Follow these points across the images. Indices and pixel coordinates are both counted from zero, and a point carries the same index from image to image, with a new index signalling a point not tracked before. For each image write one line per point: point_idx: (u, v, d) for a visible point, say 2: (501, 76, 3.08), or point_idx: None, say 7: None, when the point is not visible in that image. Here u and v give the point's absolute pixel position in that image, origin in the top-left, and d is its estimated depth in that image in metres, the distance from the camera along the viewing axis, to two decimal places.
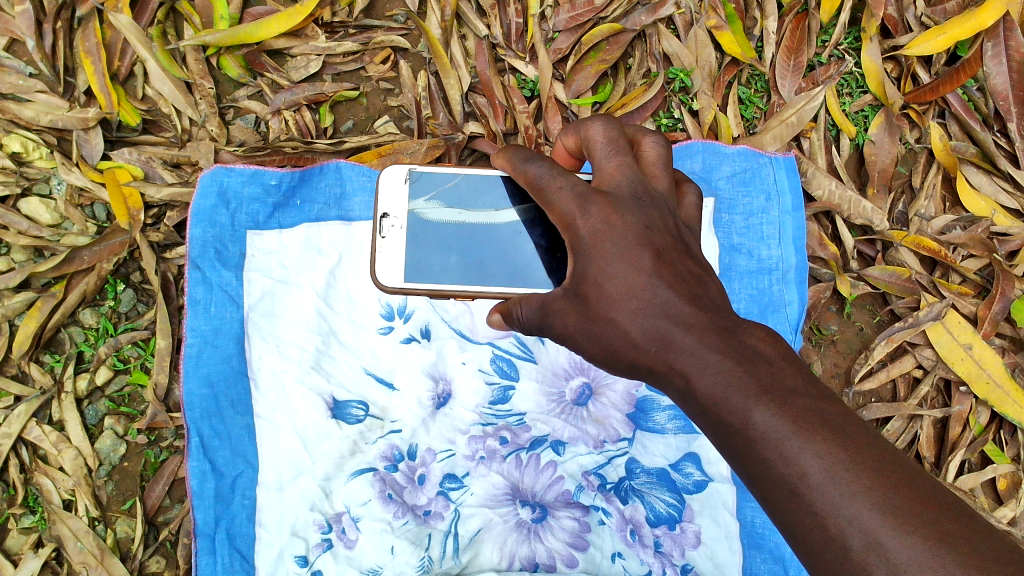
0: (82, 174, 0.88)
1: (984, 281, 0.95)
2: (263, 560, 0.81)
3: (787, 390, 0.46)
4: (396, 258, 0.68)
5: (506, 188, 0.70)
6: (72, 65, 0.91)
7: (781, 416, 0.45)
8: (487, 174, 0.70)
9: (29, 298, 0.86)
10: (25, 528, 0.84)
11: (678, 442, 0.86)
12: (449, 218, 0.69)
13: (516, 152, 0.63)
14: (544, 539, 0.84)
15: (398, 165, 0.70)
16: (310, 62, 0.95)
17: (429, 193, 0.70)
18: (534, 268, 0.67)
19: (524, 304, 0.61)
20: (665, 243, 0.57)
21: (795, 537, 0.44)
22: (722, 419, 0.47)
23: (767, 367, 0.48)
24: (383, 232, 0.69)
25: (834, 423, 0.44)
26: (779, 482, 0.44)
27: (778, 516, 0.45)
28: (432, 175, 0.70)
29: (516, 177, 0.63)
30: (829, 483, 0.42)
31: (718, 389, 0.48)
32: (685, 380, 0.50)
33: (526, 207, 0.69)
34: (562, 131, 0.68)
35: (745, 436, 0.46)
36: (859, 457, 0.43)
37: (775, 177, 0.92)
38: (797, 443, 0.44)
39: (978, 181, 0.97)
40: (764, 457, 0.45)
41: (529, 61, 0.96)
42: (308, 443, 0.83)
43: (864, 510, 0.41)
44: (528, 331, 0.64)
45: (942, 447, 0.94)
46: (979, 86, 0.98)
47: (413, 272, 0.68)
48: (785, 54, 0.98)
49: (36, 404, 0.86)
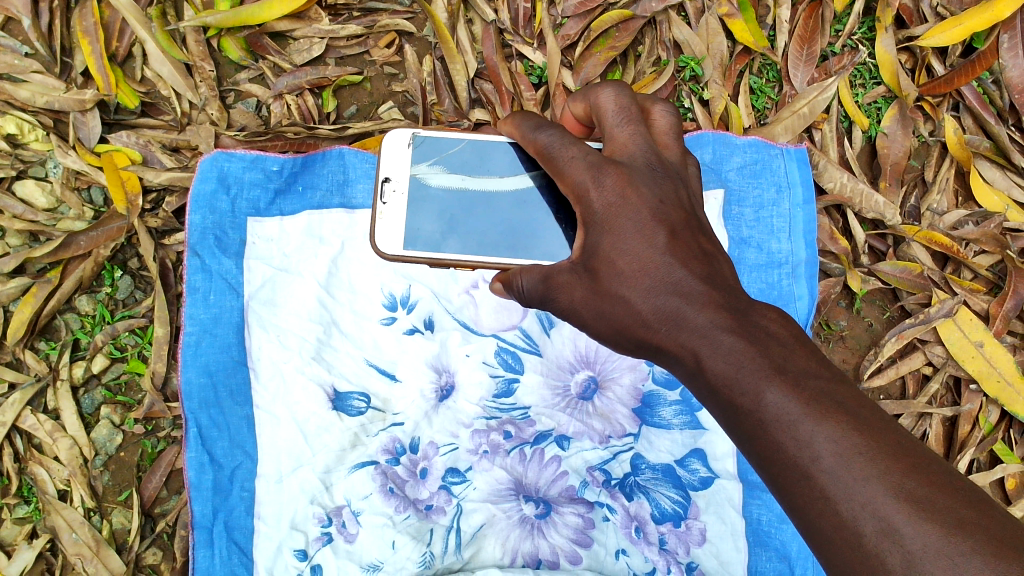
0: (78, 157, 0.86)
1: (997, 277, 0.94)
2: (262, 553, 0.80)
3: (801, 371, 0.45)
4: (397, 225, 0.66)
5: (515, 155, 0.67)
6: (69, 45, 0.88)
7: (793, 398, 0.43)
8: (494, 140, 0.67)
9: (25, 283, 0.84)
10: (20, 518, 0.83)
11: (684, 438, 0.85)
12: (452, 183, 0.66)
13: (525, 120, 0.62)
14: (548, 535, 0.83)
15: (402, 128, 0.67)
16: (314, 44, 0.93)
17: (433, 157, 0.67)
18: (546, 237, 0.64)
19: (527, 274, 0.60)
20: (678, 218, 0.55)
21: (805, 524, 0.42)
22: (734, 401, 0.46)
23: (781, 347, 0.46)
24: (384, 198, 0.66)
25: (849, 406, 0.43)
26: (789, 465, 0.43)
27: (788, 503, 0.43)
28: (437, 140, 0.67)
29: (527, 146, 0.62)
30: (841, 467, 0.41)
31: (730, 370, 0.46)
32: (697, 360, 0.49)
33: (537, 173, 0.66)
34: (573, 97, 0.65)
35: (756, 418, 0.44)
36: (875, 442, 0.41)
37: (786, 169, 0.90)
38: (808, 426, 0.42)
39: (992, 176, 0.96)
40: (775, 439, 0.43)
41: (537, 47, 0.94)
42: (308, 435, 0.82)
43: (878, 494, 0.39)
44: (527, 303, 0.62)
45: (951, 445, 0.93)
46: (994, 79, 0.96)
47: (413, 239, 0.65)
48: (797, 43, 0.96)
49: (31, 392, 0.84)
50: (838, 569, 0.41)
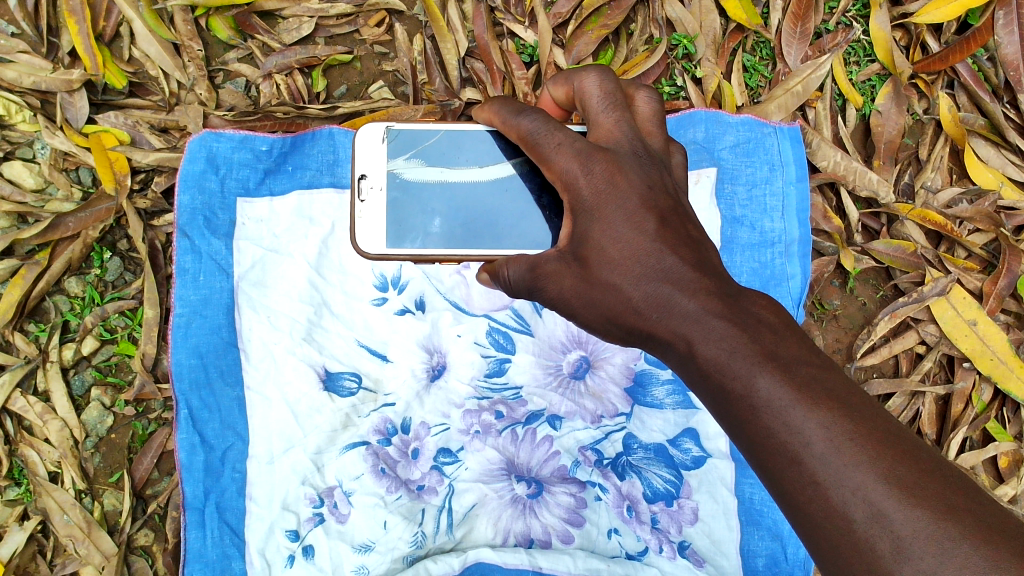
0: (66, 137, 0.86)
1: (990, 256, 0.94)
2: (253, 534, 0.79)
3: (792, 357, 0.44)
4: (377, 224, 0.65)
5: (493, 142, 0.65)
6: (55, 24, 0.87)
7: (785, 384, 0.43)
8: (471, 129, 0.66)
9: (13, 264, 0.83)
10: (11, 500, 0.82)
11: (676, 417, 0.85)
12: (431, 176, 0.65)
13: (505, 106, 0.60)
14: (540, 515, 0.83)
15: (375, 124, 0.65)
16: (303, 24, 0.92)
17: (408, 151, 0.66)
18: (530, 221, 0.64)
19: (514, 264, 0.58)
20: (667, 205, 0.54)
21: (794, 508, 0.42)
22: (724, 385, 0.45)
23: (772, 333, 0.46)
24: (362, 196, 0.65)
25: (839, 393, 0.43)
26: (780, 451, 0.42)
27: (776, 487, 0.43)
28: (411, 133, 0.66)
29: (508, 131, 0.60)
30: (832, 452, 0.40)
31: (722, 355, 0.46)
32: (688, 345, 0.48)
33: (520, 160, 0.65)
34: (552, 81, 0.64)
35: (748, 403, 0.44)
36: (865, 428, 0.41)
37: (778, 148, 0.90)
38: (800, 411, 0.42)
39: (986, 154, 0.95)
40: (765, 425, 0.43)
41: (529, 25, 0.93)
42: (299, 417, 0.81)
43: (868, 480, 0.39)
44: (513, 293, 0.61)
45: (944, 424, 0.93)
46: (989, 56, 0.95)
47: (395, 237, 0.64)
48: (791, 21, 0.95)
49: (21, 374, 0.83)
50: (826, 552, 0.41)
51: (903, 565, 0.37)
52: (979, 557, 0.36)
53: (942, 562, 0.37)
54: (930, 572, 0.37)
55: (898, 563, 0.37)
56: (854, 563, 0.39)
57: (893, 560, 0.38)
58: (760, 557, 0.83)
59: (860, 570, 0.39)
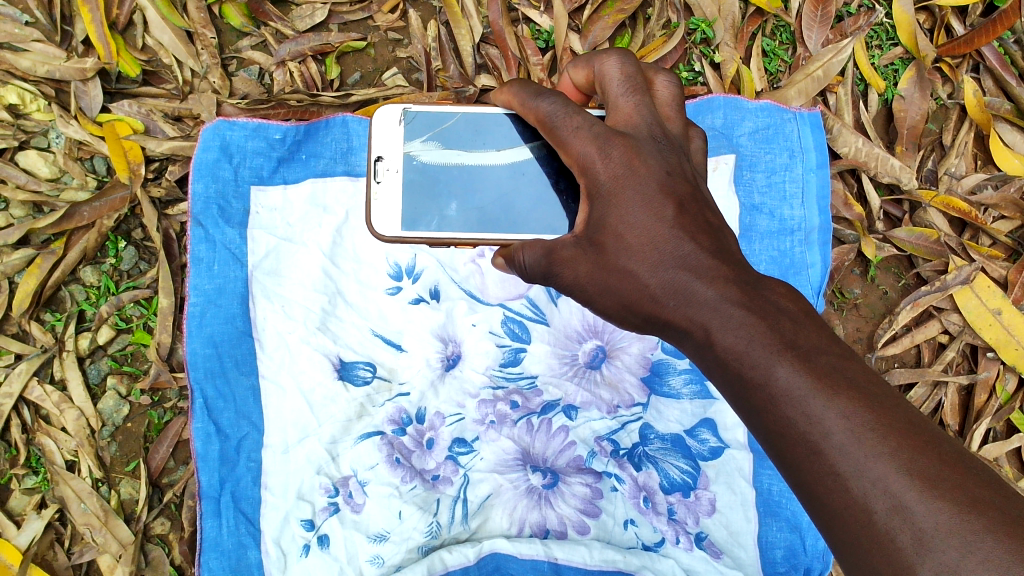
0: (80, 127, 0.86)
1: (1016, 244, 0.92)
2: (268, 523, 0.79)
3: (811, 346, 0.43)
4: (393, 205, 0.64)
5: (512, 125, 0.65)
6: (69, 14, 0.87)
7: (804, 373, 0.42)
8: (489, 112, 0.65)
9: (29, 254, 0.84)
10: (28, 488, 0.83)
11: (694, 408, 0.84)
12: (448, 159, 0.65)
13: (524, 89, 0.59)
14: (555, 505, 0.82)
15: (392, 105, 0.65)
16: (316, 11, 0.91)
17: (425, 134, 0.65)
18: (544, 211, 0.63)
19: (529, 250, 0.57)
20: (685, 191, 0.53)
21: (813, 501, 0.41)
22: (743, 375, 0.44)
23: (791, 322, 0.45)
24: (378, 177, 0.64)
25: (859, 383, 0.41)
26: (799, 442, 0.41)
27: (795, 479, 0.42)
28: (428, 115, 0.65)
29: (526, 114, 0.59)
30: (853, 444, 0.39)
31: (740, 344, 0.45)
32: (705, 335, 0.47)
33: (537, 144, 0.64)
34: (573, 63, 0.62)
35: (766, 393, 0.43)
36: (885, 419, 0.40)
37: (799, 133, 0.88)
38: (819, 402, 0.41)
39: (1011, 139, 0.93)
40: (784, 415, 0.42)
41: (544, 10, 0.92)
42: (314, 405, 0.81)
43: (888, 472, 0.38)
44: (529, 279, 0.60)
45: (968, 414, 0.91)
46: (1016, 39, 0.93)
47: (410, 220, 0.64)
48: (812, 3, 0.93)
49: (38, 363, 0.84)
50: (847, 546, 0.40)
51: (923, 558, 0.36)
52: (1002, 550, 0.35)
53: (964, 556, 0.35)
54: (951, 566, 0.35)
55: (918, 556, 0.36)
56: (875, 556, 0.38)
57: (915, 554, 0.37)
58: (778, 548, 0.82)
59: (880, 565, 0.38)
